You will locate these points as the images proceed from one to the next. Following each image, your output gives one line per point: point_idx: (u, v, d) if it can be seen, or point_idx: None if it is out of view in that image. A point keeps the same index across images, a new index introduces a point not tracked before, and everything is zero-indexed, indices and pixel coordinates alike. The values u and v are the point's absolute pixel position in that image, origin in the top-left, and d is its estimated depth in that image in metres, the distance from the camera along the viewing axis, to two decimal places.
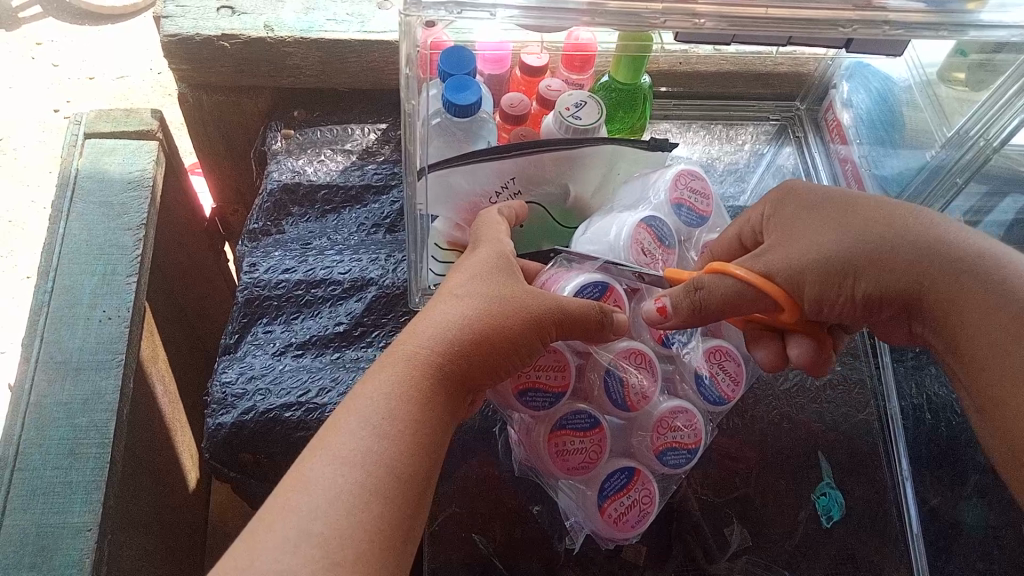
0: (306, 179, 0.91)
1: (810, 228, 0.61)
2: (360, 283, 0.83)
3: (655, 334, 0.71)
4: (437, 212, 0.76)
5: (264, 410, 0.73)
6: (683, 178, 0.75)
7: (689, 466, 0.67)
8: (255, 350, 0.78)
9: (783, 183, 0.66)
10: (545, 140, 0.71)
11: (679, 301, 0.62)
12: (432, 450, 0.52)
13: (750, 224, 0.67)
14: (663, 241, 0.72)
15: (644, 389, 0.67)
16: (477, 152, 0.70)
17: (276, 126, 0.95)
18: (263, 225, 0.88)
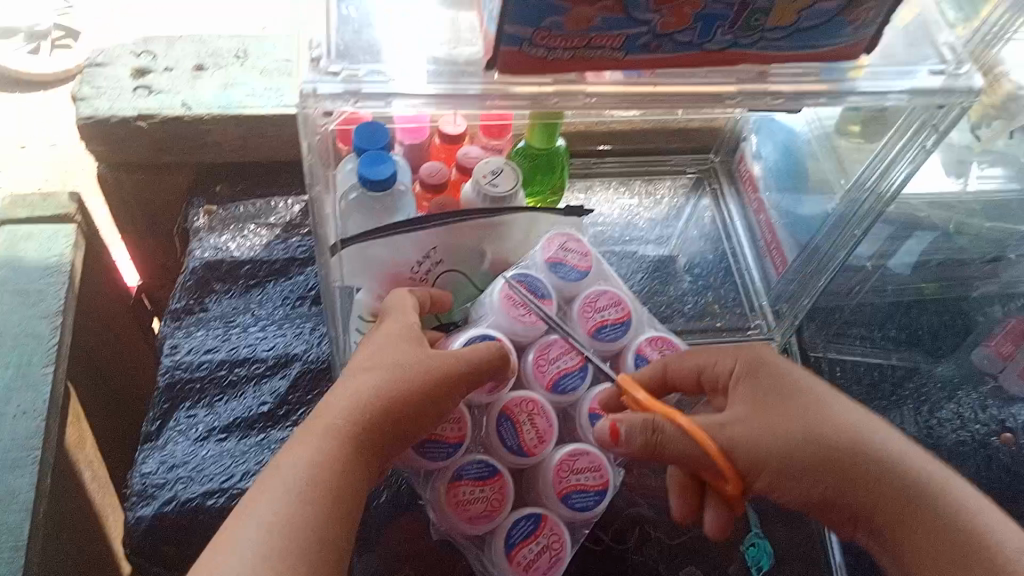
0: (229, 256, 0.91)
1: (778, 411, 0.62)
2: (283, 360, 0.83)
3: (545, 382, 0.75)
4: (357, 283, 0.76)
5: (186, 499, 0.73)
6: (557, 240, 0.81)
7: (596, 508, 0.68)
8: (177, 437, 0.77)
9: (756, 349, 0.66)
10: (464, 211, 0.74)
11: (635, 433, 0.62)
12: (351, 516, 0.53)
13: (716, 369, 0.67)
14: (537, 294, 0.78)
15: (539, 435, 0.69)
16: (399, 223, 0.71)
17: (197, 203, 0.95)
18: (185, 304, 0.87)
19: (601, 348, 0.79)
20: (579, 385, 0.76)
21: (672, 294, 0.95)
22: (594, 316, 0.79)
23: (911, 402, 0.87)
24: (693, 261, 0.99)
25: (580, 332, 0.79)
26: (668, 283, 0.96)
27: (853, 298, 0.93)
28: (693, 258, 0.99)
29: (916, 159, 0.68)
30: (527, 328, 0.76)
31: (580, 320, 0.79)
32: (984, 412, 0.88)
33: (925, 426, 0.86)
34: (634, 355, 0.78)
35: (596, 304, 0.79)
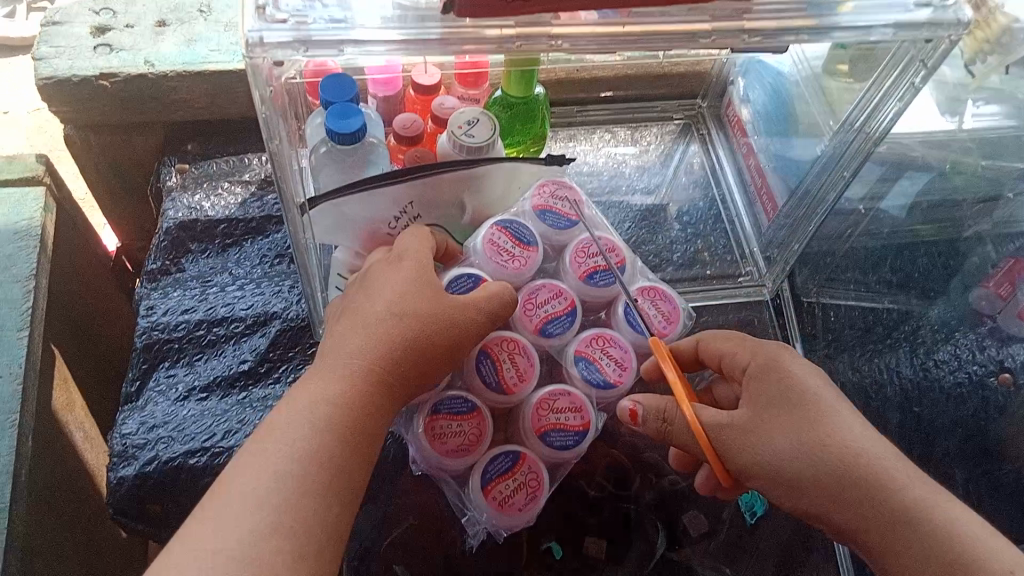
0: (204, 215, 0.89)
1: (779, 419, 0.58)
2: (263, 318, 0.82)
3: (532, 326, 0.73)
4: (338, 242, 0.74)
5: (168, 459, 0.71)
6: (546, 188, 0.79)
7: (577, 449, 0.67)
8: (157, 396, 0.76)
9: (781, 350, 0.62)
10: (444, 162, 0.70)
11: (648, 415, 0.64)
12: (365, 458, 0.52)
13: (735, 361, 0.64)
14: (523, 241, 0.75)
15: (520, 373, 0.69)
16: (371, 178, 0.67)
17: (169, 162, 0.93)
18: (162, 264, 0.85)
19: (592, 295, 0.76)
20: (567, 331, 0.73)
21: (661, 242, 0.91)
22: (587, 261, 0.76)
23: (905, 344, 0.86)
24: (685, 208, 0.96)
25: (570, 276, 0.76)
26: (659, 234, 0.92)
27: (844, 244, 0.89)
28: (685, 206, 0.96)
29: (905, 97, 0.64)
30: (509, 272, 0.73)
31: (571, 265, 0.76)
32: (981, 353, 0.86)
33: (920, 368, 0.84)
34: (624, 303, 0.75)
35: (590, 250, 0.77)
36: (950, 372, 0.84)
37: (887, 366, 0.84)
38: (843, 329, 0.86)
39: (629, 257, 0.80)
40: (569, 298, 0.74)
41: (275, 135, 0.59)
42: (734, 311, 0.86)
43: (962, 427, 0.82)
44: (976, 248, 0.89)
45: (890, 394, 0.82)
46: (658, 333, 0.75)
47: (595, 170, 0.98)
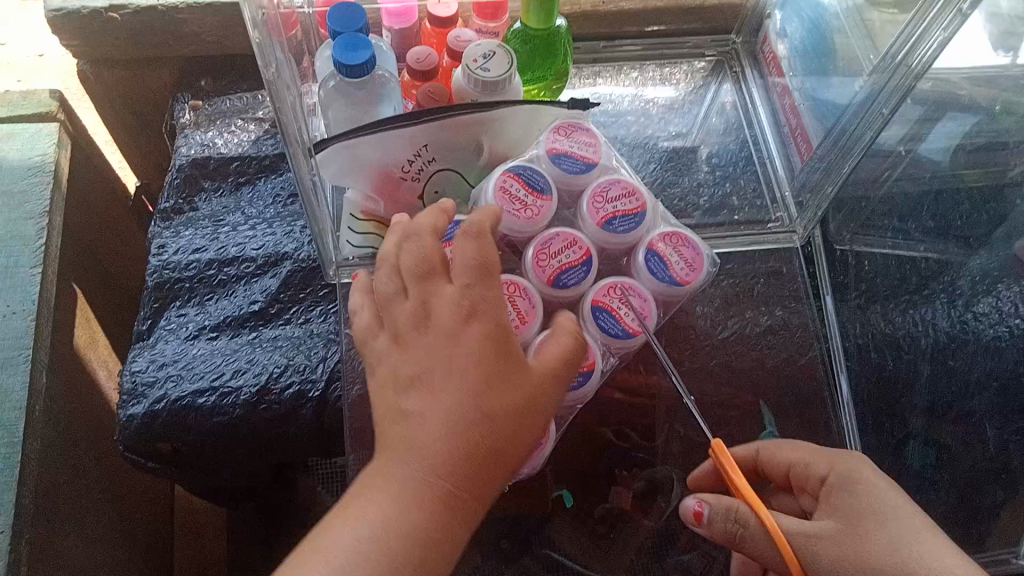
0: (217, 152, 0.87)
1: (871, 535, 0.54)
2: (274, 258, 0.80)
3: (545, 275, 0.70)
4: (350, 185, 0.72)
5: (176, 398, 0.70)
6: (564, 130, 0.74)
7: (581, 390, 0.66)
8: (167, 336, 0.75)
9: (851, 455, 0.59)
10: (463, 105, 0.68)
11: (716, 516, 0.58)
12: (494, 471, 0.51)
13: (807, 470, 0.60)
14: (536, 188, 0.71)
15: (523, 314, 0.67)
16: (389, 118, 0.65)
17: (183, 97, 0.91)
18: (175, 203, 0.84)
19: (611, 241, 0.71)
20: (583, 281, 0.70)
21: (687, 186, 0.87)
22: (604, 207, 0.71)
23: (943, 295, 0.77)
24: (716, 151, 0.91)
25: (587, 223, 0.71)
26: (685, 173, 0.89)
27: (880, 188, 0.84)
28: (716, 150, 0.91)
29: (950, 27, 0.60)
30: (521, 221, 0.70)
31: (590, 210, 0.71)
32: None
33: (959, 321, 0.74)
34: (645, 249, 0.71)
35: (609, 194, 0.72)
36: (994, 324, 0.72)
37: (921, 317, 0.77)
38: (874, 278, 0.82)
39: (651, 201, 0.74)
40: (585, 246, 0.71)
41: (270, 63, 0.57)
42: (761, 260, 0.83)
43: (998, 380, 0.70)
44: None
45: (915, 348, 0.77)
46: (679, 281, 0.71)
47: (621, 110, 0.93)
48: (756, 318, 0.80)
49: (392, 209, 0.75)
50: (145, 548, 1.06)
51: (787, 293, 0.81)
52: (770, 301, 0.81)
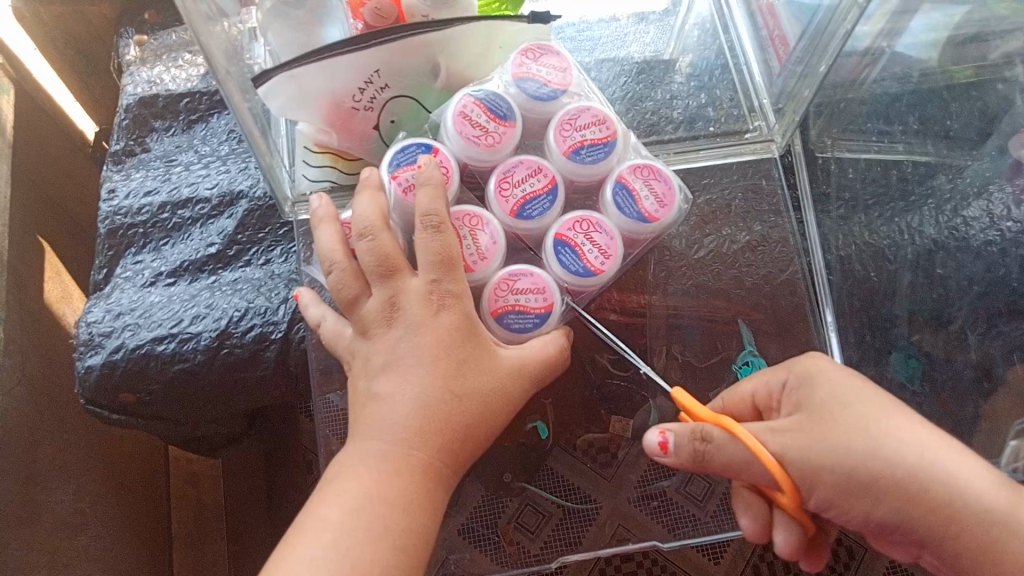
0: (165, 89, 0.83)
1: (840, 420, 0.51)
2: (229, 198, 0.77)
3: (508, 207, 0.66)
4: (301, 119, 0.67)
5: (134, 347, 0.68)
6: (530, 54, 0.69)
7: (537, 331, 0.62)
8: (123, 284, 0.73)
9: (805, 355, 0.57)
10: (417, 23, 0.63)
11: (681, 441, 0.53)
12: (434, 507, 0.51)
13: (769, 387, 0.57)
14: (499, 113, 0.66)
15: (480, 250, 0.63)
16: (336, 43, 0.61)
17: (127, 33, 0.88)
18: (125, 145, 0.80)
19: (579, 173, 0.67)
20: (548, 212, 0.66)
21: (660, 99, 0.83)
22: (572, 136, 0.67)
23: (930, 203, 0.77)
24: (697, 61, 0.86)
25: (554, 153, 0.67)
26: (657, 86, 0.84)
27: (858, 90, 0.76)
28: (691, 61, 0.86)
29: None
30: (483, 149, 0.66)
31: (555, 137, 0.67)
32: (1017, 208, 0.74)
33: (948, 228, 0.75)
34: (614, 183, 0.67)
35: (579, 122, 0.67)
36: (982, 229, 0.74)
37: (909, 225, 0.77)
38: (859, 186, 0.79)
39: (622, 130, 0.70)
40: (550, 173, 0.66)
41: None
42: (739, 174, 0.79)
43: (978, 286, 0.73)
44: (1001, 73, 0.75)
45: (898, 259, 0.76)
46: (647, 217, 0.66)
47: (590, 24, 0.89)
48: (735, 235, 0.77)
49: (347, 141, 0.71)
50: (140, 502, 1.04)
51: (766, 207, 0.78)
52: (749, 215, 0.77)
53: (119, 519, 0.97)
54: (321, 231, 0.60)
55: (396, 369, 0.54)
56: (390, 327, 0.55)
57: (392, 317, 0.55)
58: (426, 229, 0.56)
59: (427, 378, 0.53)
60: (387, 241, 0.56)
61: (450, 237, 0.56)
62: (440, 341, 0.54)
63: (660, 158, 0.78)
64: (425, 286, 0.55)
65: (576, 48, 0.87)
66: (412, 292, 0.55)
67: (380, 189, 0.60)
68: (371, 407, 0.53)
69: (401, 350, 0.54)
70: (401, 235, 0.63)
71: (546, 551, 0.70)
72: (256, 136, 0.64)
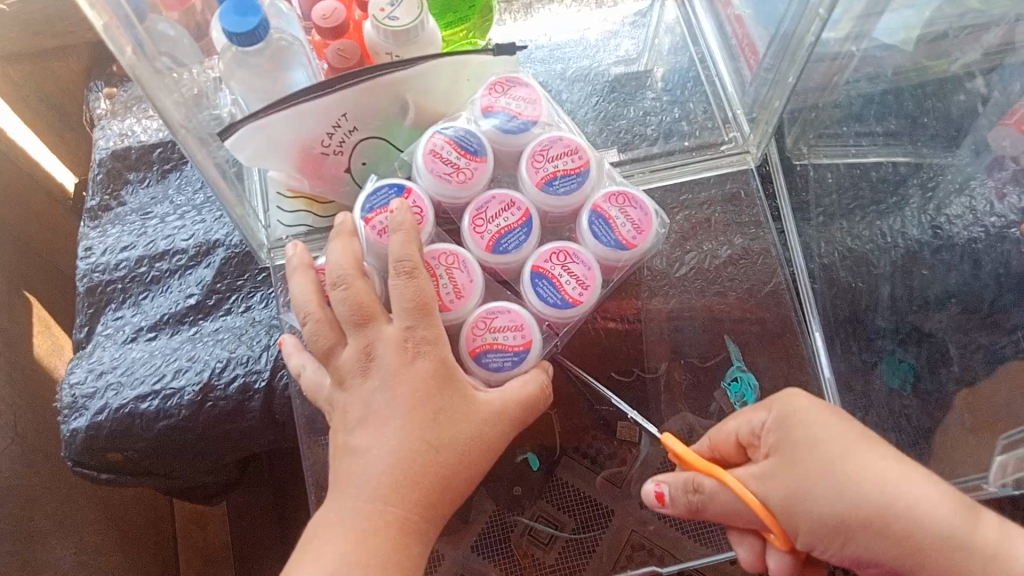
0: (136, 141, 0.83)
1: (815, 464, 0.51)
2: (205, 247, 0.77)
3: (484, 243, 0.65)
4: (270, 168, 0.67)
5: (118, 406, 0.68)
6: (499, 88, 0.69)
7: (515, 370, 0.62)
8: (104, 342, 0.73)
9: (788, 392, 0.55)
10: (378, 65, 0.62)
11: (676, 492, 0.56)
12: (416, 558, 0.51)
13: (749, 425, 0.56)
14: (469, 150, 0.66)
15: (457, 288, 0.63)
16: (301, 92, 0.61)
17: (98, 86, 0.88)
18: (100, 200, 0.80)
19: (552, 205, 0.66)
20: (524, 244, 0.66)
21: (633, 116, 0.82)
22: (545, 166, 0.67)
23: (909, 202, 0.75)
24: (669, 72, 0.86)
25: (527, 185, 0.67)
26: (630, 100, 0.84)
27: (831, 95, 0.75)
28: (663, 73, 0.86)
29: None
30: (455, 184, 0.65)
31: (528, 169, 0.67)
32: (1000, 202, 0.72)
33: (931, 227, 0.74)
34: (589, 212, 0.66)
35: (551, 152, 0.67)
36: (966, 227, 0.72)
37: (891, 228, 0.76)
38: (835, 194, 0.79)
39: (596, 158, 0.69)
40: (523, 206, 0.66)
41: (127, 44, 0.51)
42: (716, 186, 0.79)
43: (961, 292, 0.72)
44: (964, 84, 0.75)
45: (882, 265, 0.75)
46: (625, 244, 0.66)
47: (559, 44, 0.89)
48: (716, 249, 0.76)
49: (319, 186, 0.70)
50: (145, 548, 1.04)
51: (747, 219, 0.77)
52: (730, 228, 0.77)
53: (124, 567, 0.96)
54: (295, 282, 0.60)
55: (373, 421, 0.53)
56: (367, 377, 0.54)
57: (368, 367, 0.54)
58: (399, 276, 0.55)
59: (403, 429, 0.52)
60: (359, 291, 0.56)
61: (423, 281, 0.56)
62: (416, 390, 0.53)
63: (637, 176, 0.78)
64: (400, 333, 0.55)
65: (544, 68, 0.86)
66: (387, 340, 0.55)
67: (353, 236, 0.60)
68: (350, 460, 0.53)
69: (378, 400, 0.53)
70: (376, 278, 0.62)
71: (559, 562, 0.68)
72: (222, 188, 0.64)
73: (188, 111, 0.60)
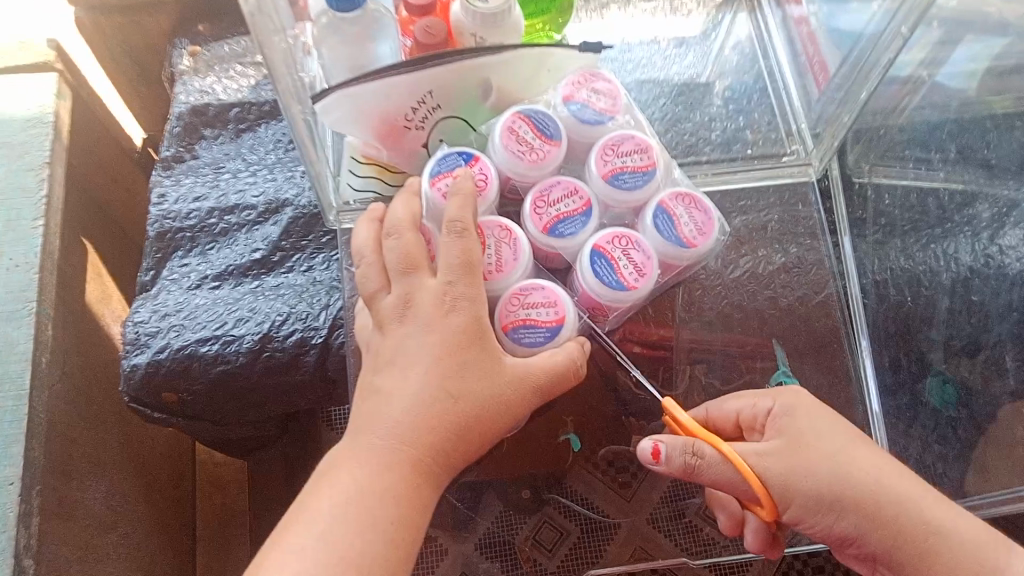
0: (215, 99, 0.85)
1: (813, 446, 0.54)
2: (275, 205, 0.79)
3: (542, 224, 0.67)
4: (351, 135, 0.69)
5: (179, 347, 0.70)
6: (581, 80, 0.72)
7: (547, 346, 0.61)
8: (170, 286, 0.75)
9: (794, 388, 0.58)
10: (468, 48, 0.64)
11: (674, 453, 0.56)
12: (426, 503, 0.51)
13: (753, 409, 0.59)
14: (545, 133, 0.68)
15: (500, 261, 0.63)
16: (393, 66, 0.63)
17: (181, 44, 0.90)
18: (175, 151, 0.83)
19: (616, 198, 0.68)
20: (582, 231, 0.67)
21: (698, 120, 0.84)
22: (613, 160, 0.68)
23: (965, 229, 0.72)
24: (728, 87, 0.87)
25: (594, 175, 0.69)
26: (695, 107, 0.85)
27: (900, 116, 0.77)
28: (728, 85, 0.88)
29: None
30: (528, 164, 0.67)
31: (596, 158, 0.68)
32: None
33: (983, 256, 0.70)
34: (654, 207, 0.68)
35: (621, 148, 0.69)
36: (1018, 257, 0.67)
37: (945, 252, 0.74)
38: (896, 211, 0.79)
39: (662, 158, 0.71)
40: (586, 196, 0.68)
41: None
42: (775, 195, 0.80)
43: None
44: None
45: (936, 283, 0.74)
46: (685, 242, 0.67)
47: (630, 47, 0.90)
48: (771, 256, 0.77)
49: (395, 157, 0.72)
50: (168, 501, 1.05)
51: (802, 230, 0.79)
52: (785, 237, 0.78)
53: (146, 518, 0.98)
54: (358, 229, 0.59)
55: (400, 365, 0.53)
56: (403, 324, 0.54)
57: (405, 314, 0.54)
58: (450, 234, 0.55)
59: (427, 375, 0.52)
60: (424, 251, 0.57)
61: (473, 243, 0.55)
62: (447, 343, 0.53)
63: (695, 179, 0.80)
64: (441, 287, 0.54)
65: (617, 69, 0.88)
66: (429, 291, 0.54)
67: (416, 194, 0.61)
68: (373, 401, 0.53)
69: (408, 346, 0.53)
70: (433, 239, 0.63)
71: (562, 569, 0.70)
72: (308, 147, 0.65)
73: (286, 69, 0.63)
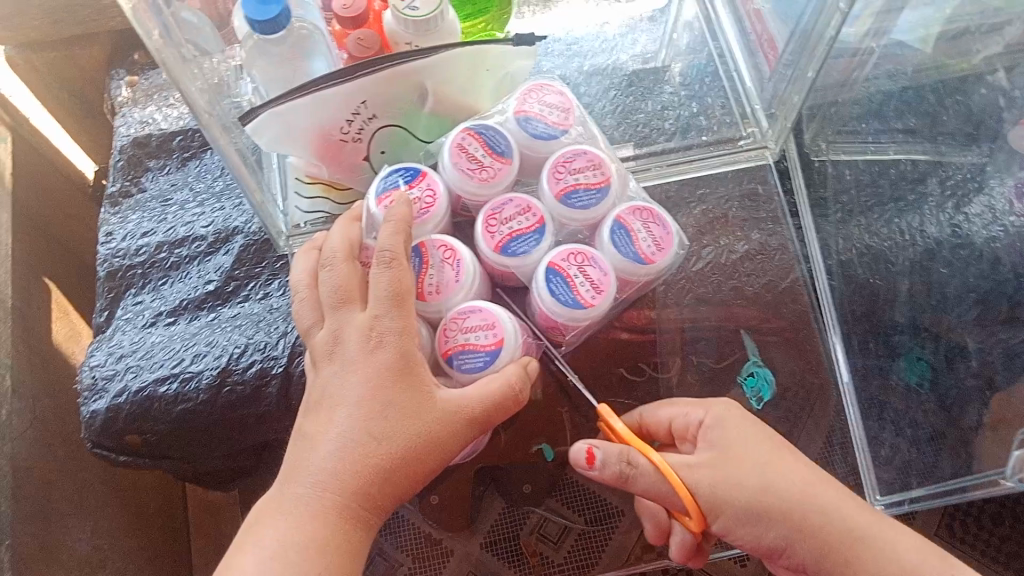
0: (157, 128, 0.83)
1: (748, 462, 0.54)
2: (225, 234, 0.77)
3: (495, 242, 0.65)
4: (291, 154, 0.68)
5: (137, 389, 0.69)
6: (533, 94, 0.70)
7: (485, 371, 0.59)
8: (124, 326, 0.73)
9: (727, 400, 0.58)
10: (395, 53, 0.62)
11: (610, 460, 0.54)
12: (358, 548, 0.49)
13: (685, 418, 0.59)
14: (496, 149, 0.66)
15: (439, 282, 0.62)
16: (321, 77, 0.61)
17: (119, 74, 0.89)
18: (120, 186, 0.81)
19: (571, 216, 0.66)
20: (536, 249, 0.65)
21: (652, 109, 0.82)
22: (566, 178, 0.66)
23: (926, 202, 0.75)
24: (682, 71, 0.85)
25: (547, 195, 0.67)
26: (649, 94, 0.83)
27: (851, 91, 0.75)
28: (681, 69, 0.85)
29: None
30: (478, 181, 0.65)
31: (549, 177, 0.67)
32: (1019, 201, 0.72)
33: (949, 226, 0.73)
34: (610, 222, 0.66)
35: (573, 164, 0.67)
36: (986, 224, 0.72)
37: (909, 226, 0.75)
38: (855, 190, 0.78)
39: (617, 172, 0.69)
40: (539, 213, 0.66)
41: (154, 29, 0.52)
42: (735, 182, 0.78)
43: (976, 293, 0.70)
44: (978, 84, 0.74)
45: (900, 262, 0.74)
46: (644, 258, 0.65)
47: (577, 38, 0.89)
48: (732, 245, 0.76)
49: (337, 172, 0.71)
50: (158, 533, 1.04)
51: (764, 215, 0.77)
52: (747, 224, 0.77)
53: (138, 554, 0.98)
54: (296, 261, 0.59)
55: (328, 406, 0.52)
56: (331, 361, 0.53)
57: (333, 352, 0.53)
58: (379, 264, 0.54)
59: (351, 418, 0.51)
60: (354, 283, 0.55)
61: (405, 273, 0.54)
62: (371, 380, 0.51)
63: (653, 171, 0.78)
64: (367, 321, 0.53)
65: (567, 62, 0.86)
66: (354, 326, 0.53)
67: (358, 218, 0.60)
68: (300, 447, 0.51)
69: (334, 387, 0.52)
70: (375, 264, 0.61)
71: (568, 561, 0.71)
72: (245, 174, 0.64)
73: (211, 97, 0.61)
